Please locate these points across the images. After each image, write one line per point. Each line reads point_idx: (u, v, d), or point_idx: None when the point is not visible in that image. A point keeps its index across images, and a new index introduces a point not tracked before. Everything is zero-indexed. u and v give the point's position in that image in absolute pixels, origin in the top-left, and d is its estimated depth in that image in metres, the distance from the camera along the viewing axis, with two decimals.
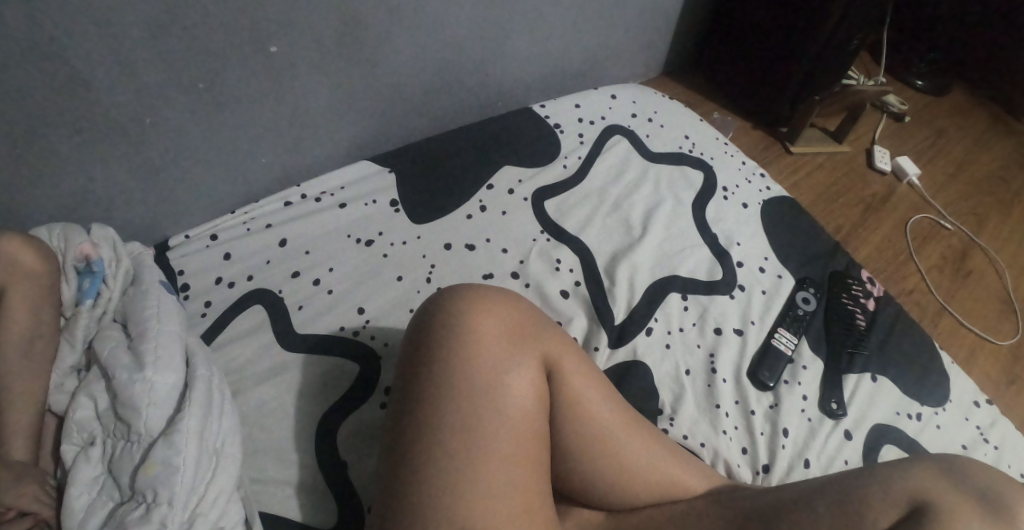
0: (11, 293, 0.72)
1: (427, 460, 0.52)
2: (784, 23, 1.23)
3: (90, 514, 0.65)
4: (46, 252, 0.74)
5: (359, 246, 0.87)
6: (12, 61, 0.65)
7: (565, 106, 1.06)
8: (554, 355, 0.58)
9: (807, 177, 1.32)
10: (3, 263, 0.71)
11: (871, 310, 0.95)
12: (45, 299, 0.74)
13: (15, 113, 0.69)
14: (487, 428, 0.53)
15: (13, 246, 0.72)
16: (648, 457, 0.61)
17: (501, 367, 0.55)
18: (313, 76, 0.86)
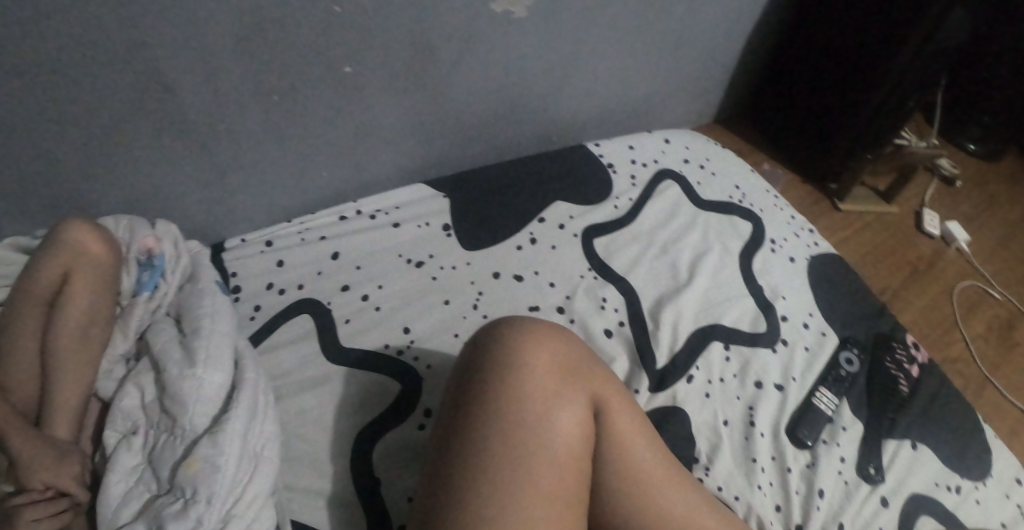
0: (76, 277, 0.75)
1: (471, 486, 0.52)
2: (840, 80, 1.23)
3: (125, 503, 0.67)
4: (112, 242, 0.78)
5: (409, 266, 0.89)
6: (105, 59, 0.69)
7: (619, 147, 1.08)
8: (601, 395, 0.59)
9: (855, 235, 1.31)
10: (72, 246, 0.75)
11: (915, 376, 0.93)
12: (103, 289, 0.77)
13: (103, 107, 0.73)
14: (531, 461, 0.53)
15: (80, 234, 0.76)
16: (688, 508, 0.61)
17: (549, 403, 0.56)
18: (381, 97, 0.89)
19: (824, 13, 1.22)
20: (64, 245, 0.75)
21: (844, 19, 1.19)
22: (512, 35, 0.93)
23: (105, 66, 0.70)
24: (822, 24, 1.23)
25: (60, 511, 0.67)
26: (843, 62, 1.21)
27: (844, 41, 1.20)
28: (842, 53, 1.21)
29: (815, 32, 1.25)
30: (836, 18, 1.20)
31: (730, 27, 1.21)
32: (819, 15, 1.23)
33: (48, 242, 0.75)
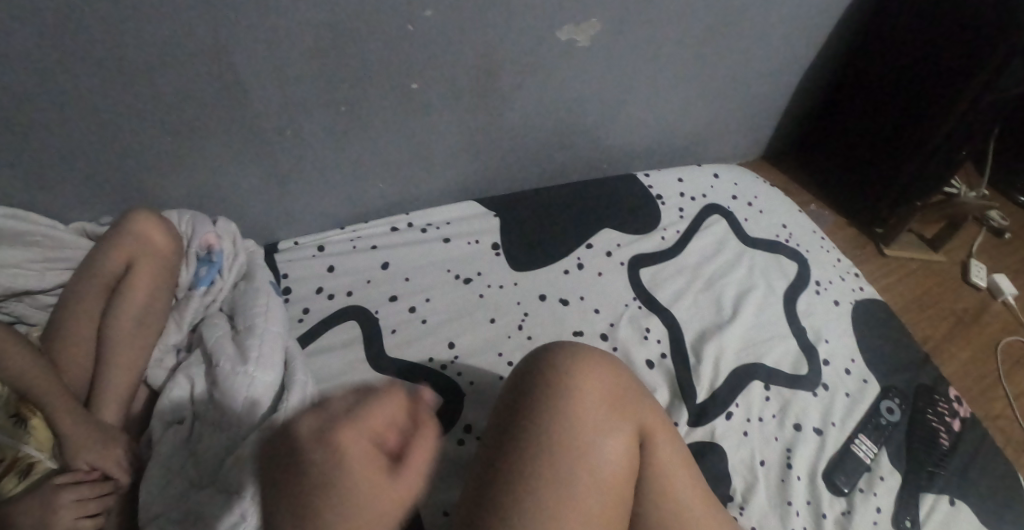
0: (139, 265, 0.78)
1: (517, 504, 0.53)
2: (893, 123, 1.22)
3: (167, 488, 0.68)
4: (174, 235, 0.81)
5: (457, 281, 0.91)
6: (189, 59, 0.73)
7: (668, 178, 1.09)
8: (646, 426, 0.60)
9: (899, 282, 1.29)
10: (139, 236, 0.78)
11: (956, 431, 0.91)
12: (162, 281, 0.80)
13: (180, 104, 0.77)
14: (577, 484, 0.54)
15: (146, 225, 0.79)
16: None
17: (598, 429, 0.57)
18: (441, 113, 0.92)
19: (881, 56, 1.21)
20: (130, 234, 0.78)
21: (902, 64, 1.18)
22: (574, 61, 0.95)
23: (187, 67, 0.74)
24: (878, 68, 1.22)
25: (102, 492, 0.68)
26: (897, 107, 1.21)
27: (900, 85, 1.19)
28: (898, 97, 1.20)
29: (871, 75, 1.24)
30: (894, 63, 1.19)
31: (786, 65, 1.22)
32: (876, 58, 1.22)
33: (115, 230, 0.78)
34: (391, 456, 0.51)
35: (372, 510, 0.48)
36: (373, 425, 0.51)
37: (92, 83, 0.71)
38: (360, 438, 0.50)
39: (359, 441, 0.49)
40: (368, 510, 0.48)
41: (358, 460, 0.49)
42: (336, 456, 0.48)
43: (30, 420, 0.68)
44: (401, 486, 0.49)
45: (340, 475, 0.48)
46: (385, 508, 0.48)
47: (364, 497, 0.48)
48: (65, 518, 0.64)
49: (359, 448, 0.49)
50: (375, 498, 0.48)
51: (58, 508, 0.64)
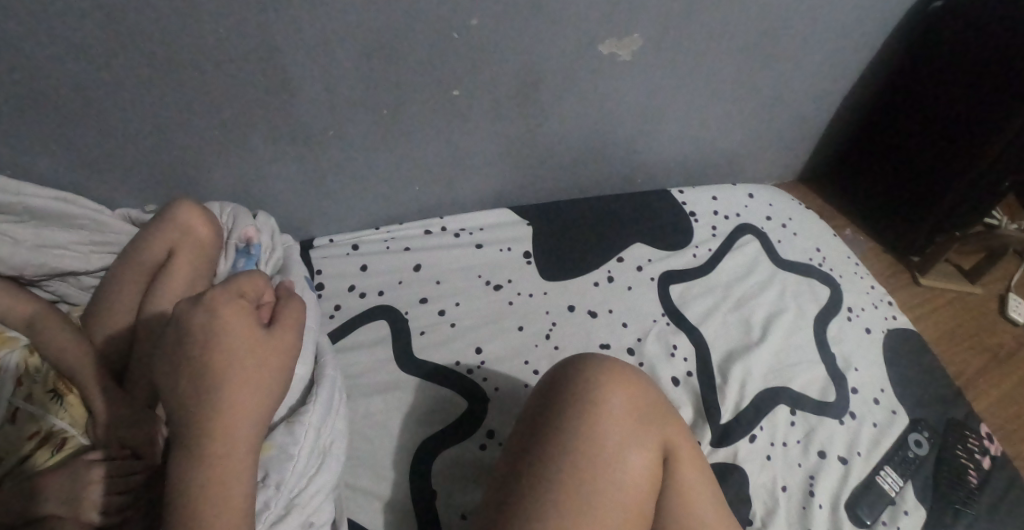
0: (178, 254, 0.78)
1: (539, 510, 0.54)
2: (936, 149, 1.20)
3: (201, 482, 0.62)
4: (214, 225, 0.81)
5: (487, 287, 0.92)
6: (238, 58, 0.75)
7: (702, 196, 1.08)
8: (671, 441, 0.60)
9: (933, 313, 1.27)
10: (180, 228, 0.79)
11: (986, 469, 0.89)
12: (201, 269, 0.79)
13: (228, 100, 0.79)
14: (600, 496, 0.55)
15: (189, 213, 0.79)
16: None
17: (622, 443, 0.57)
18: (480, 121, 0.93)
19: (926, 83, 1.19)
20: (173, 223, 0.79)
21: (947, 92, 1.16)
22: (613, 76, 0.95)
23: (237, 65, 0.76)
24: (923, 95, 1.20)
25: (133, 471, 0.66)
26: (940, 136, 1.18)
27: (946, 111, 1.16)
28: (941, 126, 1.18)
29: (915, 102, 1.22)
30: (939, 91, 1.17)
31: (827, 88, 1.21)
32: (920, 85, 1.20)
33: (160, 218, 0.79)
34: (259, 317, 0.56)
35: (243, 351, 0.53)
36: (239, 289, 0.55)
37: (147, 75, 0.74)
38: (225, 296, 0.54)
39: (233, 305, 0.54)
40: (240, 356, 0.53)
41: (234, 321, 0.53)
42: (217, 316, 0.53)
43: (66, 396, 0.71)
44: (269, 338, 0.55)
45: (215, 334, 0.52)
46: (256, 356, 0.53)
47: (239, 346, 0.53)
48: (96, 494, 0.63)
49: (232, 309, 0.53)
50: (251, 347, 0.53)
51: (88, 484, 0.63)
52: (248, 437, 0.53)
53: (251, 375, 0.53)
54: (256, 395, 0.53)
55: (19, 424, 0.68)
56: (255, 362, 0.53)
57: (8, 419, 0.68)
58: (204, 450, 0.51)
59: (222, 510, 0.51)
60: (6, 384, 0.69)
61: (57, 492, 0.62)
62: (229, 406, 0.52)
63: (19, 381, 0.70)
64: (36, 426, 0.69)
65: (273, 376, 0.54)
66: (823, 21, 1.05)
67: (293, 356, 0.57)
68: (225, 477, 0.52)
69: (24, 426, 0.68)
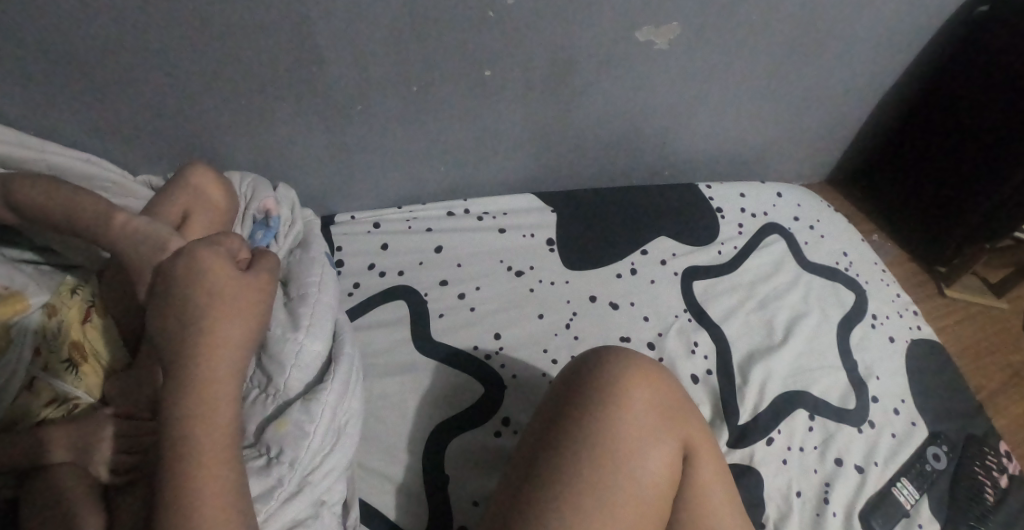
0: (196, 216, 0.76)
1: (551, 482, 0.54)
2: (972, 158, 1.17)
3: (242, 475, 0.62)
4: (231, 196, 0.81)
5: (509, 273, 0.91)
6: (270, 27, 0.74)
7: (730, 192, 1.06)
8: (678, 417, 0.59)
9: (955, 325, 1.25)
10: (197, 191, 0.77)
11: (1002, 488, 0.87)
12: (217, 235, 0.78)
13: (257, 67, 0.78)
14: (610, 471, 0.54)
15: (205, 179, 0.78)
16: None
17: (630, 418, 0.56)
18: (509, 104, 0.91)
19: (956, 96, 1.17)
20: (188, 186, 0.77)
21: (980, 106, 1.14)
22: (648, 65, 0.93)
23: (267, 32, 0.75)
24: (953, 107, 1.18)
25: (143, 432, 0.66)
26: (967, 153, 1.17)
27: (984, 120, 1.13)
28: (978, 135, 1.15)
29: (946, 112, 1.20)
30: (977, 99, 1.14)
31: (863, 90, 1.18)
32: (953, 97, 1.18)
33: (174, 182, 0.77)
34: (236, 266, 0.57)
35: (222, 284, 0.54)
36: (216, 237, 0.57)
37: (175, 39, 0.73)
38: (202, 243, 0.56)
39: (210, 248, 0.55)
40: (220, 293, 0.53)
41: (213, 263, 0.54)
42: (198, 257, 0.54)
43: (80, 366, 0.71)
44: (250, 282, 0.56)
45: (197, 273, 0.54)
46: (236, 293, 0.54)
47: (217, 280, 0.54)
48: (104, 451, 0.64)
49: (209, 250, 0.55)
50: (227, 283, 0.54)
51: (99, 441, 0.64)
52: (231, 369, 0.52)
53: (233, 313, 0.53)
54: (235, 324, 0.53)
55: (34, 391, 0.68)
56: (234, 299, 0.54)
57: (26, 387, 0.68)
58: (190, 390, 0.50)
59: (211, 433, 0.50)
60: (23, 352, 0.69)
61: (63, 441, 0.63)
62: (213, 334, 0.52)
63: (37, 350, 0.70)
64: (50, 392, 0.69)
65: (252, 313, 0.55)
66: (866, 19, 1.03)
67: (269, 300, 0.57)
68: (212, 401, 0.51)
69: (39, 394, 0.68)
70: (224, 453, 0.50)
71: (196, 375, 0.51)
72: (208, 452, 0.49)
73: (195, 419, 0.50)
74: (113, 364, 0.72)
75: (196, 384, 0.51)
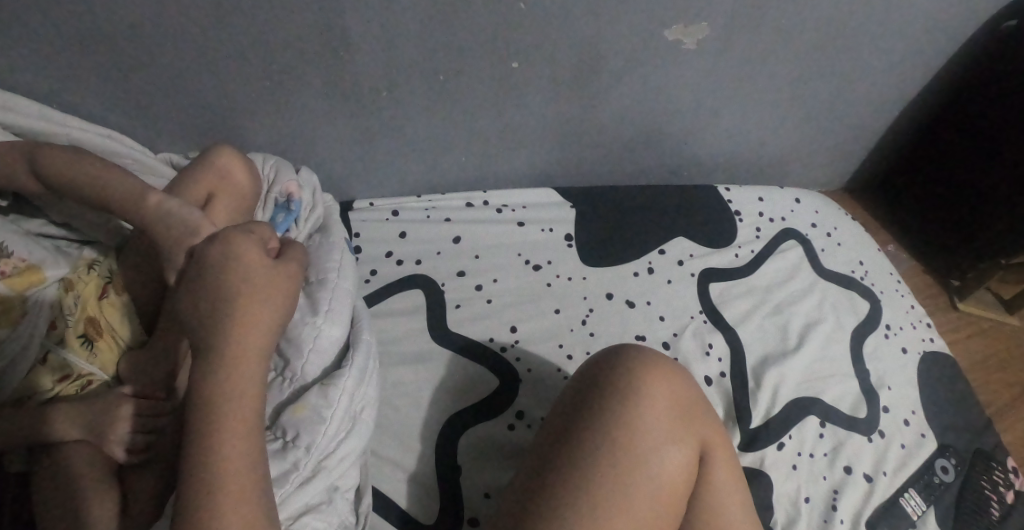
0: (219, 198, 0.77)
1: (568, 476, 0.54)
2: (994, 174, 1.17)
3: None
4: (254, 177, 0.81)
5: (527, 267, 0.91)
6: (300, 10, 0.74)
7: (749, 195, 1.06)
8: (698, 423, 0.59)
9: (966, 339, 1.24)
10: (221, 172, 0.78)
11: (1009, 503, 0.87)
12: (237, 216, 0.79)
13: (285, 49, 0.78)
14: (627, 469, 0.54)
15: (231, 161, 0.79)
16: None
17: (650, 419, 0.56)
18: (533, 96, 0.91)
19: (983, 110, 1.16)
20: (214, 167, 0.77)
21: (1003, 122, 1.13)
22: (673, 64, 0.93)
23: (297, 13, 0.75)
24: (974, 122, 1.18)
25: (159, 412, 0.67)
26: (993, 168, 1.16)
27: (1007, 137, 1.13)
28: (1000, 151, 1.15)
29: (967, 127, 1.19)
30: (1000, 115, 1.14)
31: (887, 98, 1.17)
32: (973, 112, 1.17)
33: (200, 163, 0.77)
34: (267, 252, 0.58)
35: (254, 271, 0.54)
36: (252, 226, 0.58)
37: (205, 17, 0.73)
38: (238, 229, 0.57)
39: (245, 236, 0.56)
40: (253, 278, 0.54)
41: (246, 249, 0.55)
42: (233, 242, 0.55)
43: (96, 342, 0.71)
44: (279, 268, 0.56)
45: (231, 258, 0.54)
46: (267, 280, 0.55)
47: (249, 265, 0.54)
48: (121, 432, 0.64)
49: (244, 237, 0.56)
50: (259, 269, 0.55)
51: (116, 421, 0.64)
52: (259, 353, 0.53)
53: (262, 298, 0.54)
54: (265, 310, 0.54)
55: (48, 365, 0.69)
56: (264, 284, 0.54)
57: (39, 361, 0.69)
58: (220, 372, 0.51)
59: (236, 414, 0.51)
60: (38, 326, 0.69)
61: (82, 420, 0.64)
62: (243, 319, 0.52)
63: (52, 323, 0.70)
64: (64, 368, 0.69)
65: (281, 300, 0.55)
66: (895, 27, 1.02)
67: (297, 289, 0.58)
68: (238, 384, 0.51)
69: (51, 368, 0.69)
70: (247, 436, 0.51)
71: (224, 356, 0.51)
72: (232, 434, 0.50)
73: (221, 401, 0.50)
74: (128, 341, 0.72)
75: (225, 366, 0.51)
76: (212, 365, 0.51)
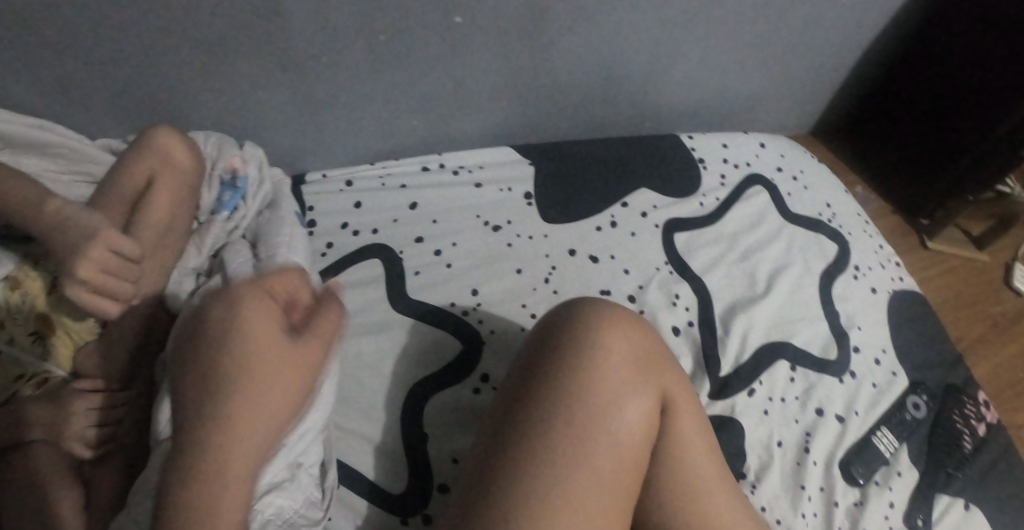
0: (160, 181, 0.74)
1: (526, 441, 0.52)
2: (960, 111, 1.16)
3: None
4: (197, 153, 0.77)
5: (486, 228, 0.88)
6: None
7: (712, 143, 1.04)
8: (661, 381, 0.57)
9: (937, 277, 1.24)
10: (158, 154, 0.74)
11: (980, 435, 0.87)
12: (184, 199, 0.76)
13: (211, 16, 0.73)
14: (587, 430, 0.53)
15: (168, 139, 0.74)
16: (723, 500, 0.59)
17: (612, 379, 0.55)
18: (482, 53, 0.87)
19: (949, 47, 1.16)
20: (150, 148, 0.73)
21: (967, 58, 1.13)
22: (626, 10, 0.89)
23: None
24: (939, 60, 1.18)
25: (115, 403, 0.68)
26: (964, 115, 1.15)
27: (972, 73, 1.13)
28: (964, 86, 1.14)
29: (933, 64, 1.19)
30: (964, 51, 1.13)
31: (849, 38, 1.15)
32: (939, 50, 1.17)
33: (137, 144, 0.74)
34: (288, 324, 0.52)
35: (264, 354, 0.48)
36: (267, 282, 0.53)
37: None
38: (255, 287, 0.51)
39: (259, 303, 0.50)
40: (260, 363, 0.48)
41: (260, 319, 0.49)
42: (239, 314, 0.49)
43: (49, 338, 0.70)
44: (297, 351, 0.51)
45: (235, 332, 0.48)
46: (282, 365, 0.49)
47: (261, 345, 0.48)
48: (79, 424, 0.65)
49: (258, 303, 0.50)
50: (272, 351, 0.49)
51: (73, 414, 0.65)
52: (250, 453, 0.48)
53: (269, 388, 0.48)
54: (269, 405, 0.48)
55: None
56: (274, 372, 0.49)
57: None
58: (200, 479, 0.46)
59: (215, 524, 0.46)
60: None
61: (41, 417, 0.64)
62: (240, 413, 0.47)
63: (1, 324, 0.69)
64: (19, 369, 0.68)
65: (291, 388, 0.50)
66: None
67: (314, 372, 0.53)
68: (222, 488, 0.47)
69: (6, 370, 0.68)
70: None
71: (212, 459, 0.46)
72: None
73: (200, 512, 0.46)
74: (82, 337, 0.71)
75: (206, 466, 0.46)
76: (198, 431, 0.47)
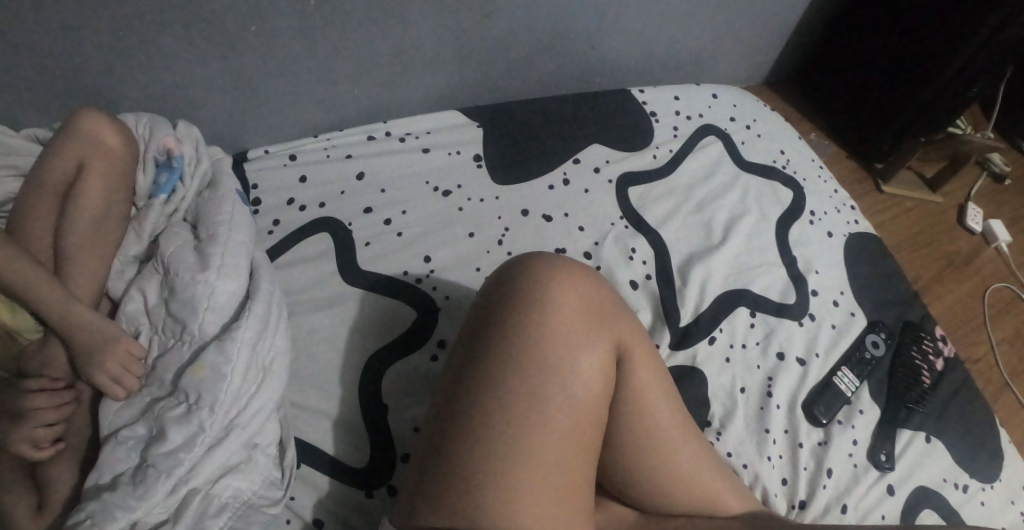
0: (88, 168, 0.70)
1: (478, 411, 0.51)
2: (904, 51, 1.16)
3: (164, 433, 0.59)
4: (127, 135, 0.73)
5: (435, 193, 0.86)
6: None
7: (664, 95, 1.03)
8: (614, 335, 0.56)
9: (893, 219, 1.26)
10: (85, 139, 0.70)
11: (938, 370, 0.89)
12: (117, 186, 0.72)
13: None
14: (538, 393, 0.51)
15: (94, 124, 0.70)
16: (683, 447, 0.59)
17: (562, 338, 0.53)
18: (420, 14, 0.84)
19: None
20: (74, 132, 0.69)
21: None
22: None
23: None
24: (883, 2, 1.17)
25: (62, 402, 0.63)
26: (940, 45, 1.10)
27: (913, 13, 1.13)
28: (906, 27, 1.14)
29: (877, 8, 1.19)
30: None
31: None
32: None
33: (61, 132, 0.70)
34: None
35: None
36: None
37: None
38: None
39: None
40: None
41: None
42: None
43: None
44: None
45: None
46: None
47: None
48: (23, 430, 0.59)
49: None
50: None
51: (18, 419, 0.59)
52: None
53: None
54: None
55: None
56: None
57: None
58: None
59: None
60: None
61: None
62: None
63: None
64: None
65: None
66: None
67: None
68: None
69: None
70: None
71: None
72: None
73: None
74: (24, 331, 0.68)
75: None
76: None
